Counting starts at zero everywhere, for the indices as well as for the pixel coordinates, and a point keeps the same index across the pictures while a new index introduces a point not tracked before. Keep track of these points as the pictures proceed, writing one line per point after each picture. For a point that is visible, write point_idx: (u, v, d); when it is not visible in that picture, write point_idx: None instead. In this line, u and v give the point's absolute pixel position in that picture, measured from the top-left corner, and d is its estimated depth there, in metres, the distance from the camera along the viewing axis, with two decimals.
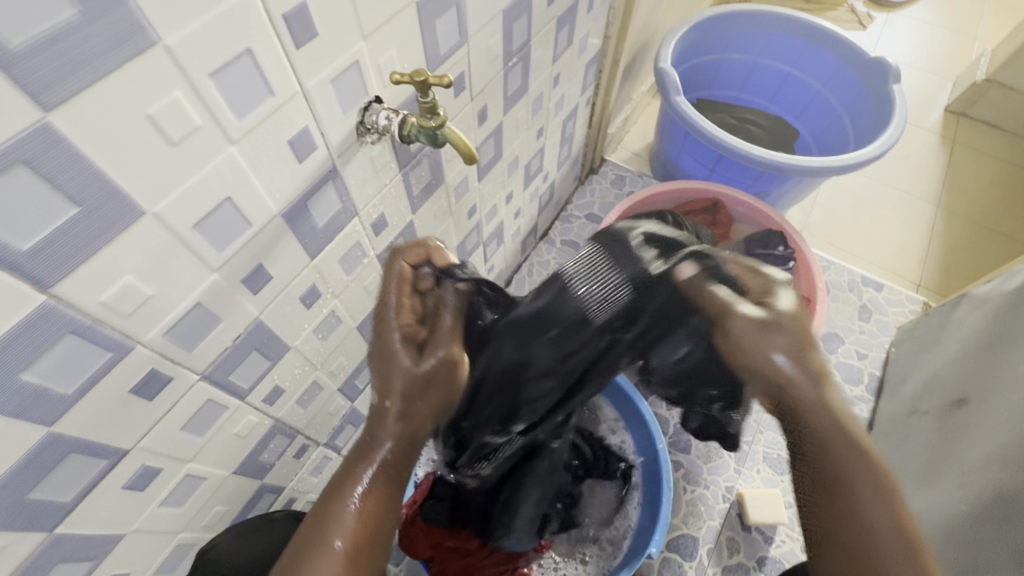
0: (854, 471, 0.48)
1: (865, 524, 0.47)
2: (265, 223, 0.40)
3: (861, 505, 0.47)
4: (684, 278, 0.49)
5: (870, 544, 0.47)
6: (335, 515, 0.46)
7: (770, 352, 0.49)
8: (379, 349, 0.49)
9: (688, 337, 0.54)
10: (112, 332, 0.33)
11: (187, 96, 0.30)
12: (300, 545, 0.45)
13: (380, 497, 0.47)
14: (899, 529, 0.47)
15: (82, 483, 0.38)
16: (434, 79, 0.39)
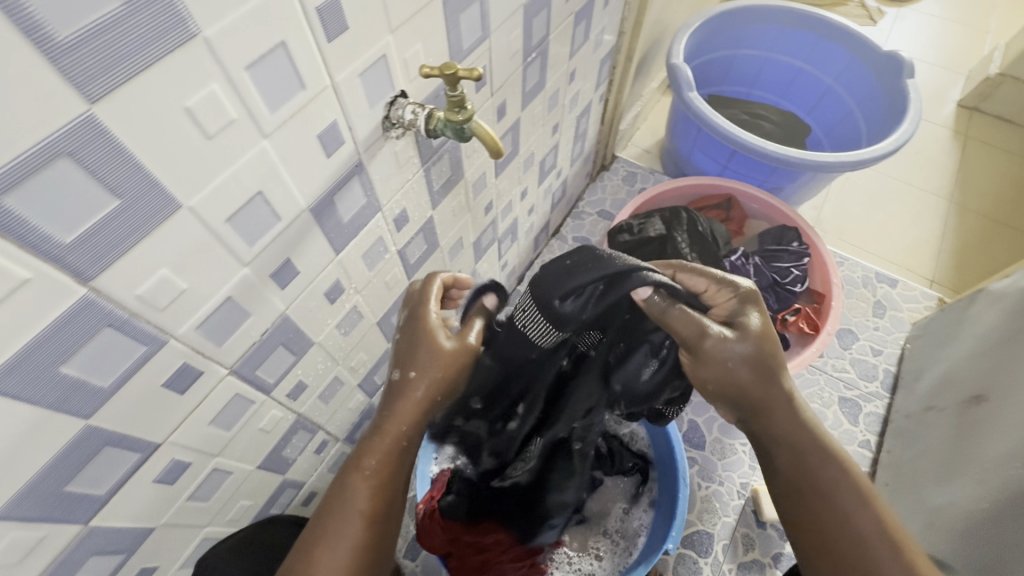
0: (831, 482, 0.55)
1: (855, 531, 0.53)
2: (294, 218, 0.40)
3: (845, 514, 0.54)
4: (643, 297, 0.59)
5: (863, 549, 0.52)
6: (352, 487, 0.49)
7: (735, 364, 0.56)
8: (408, 332, 0.55)
9: (650, 354, 0.65)
10: (147, 326, 0.33)
11: (223, 88, 0.30)
12: (323, 513, 0.49)
13: (390, 477, 0.51)
14: (887, 534, 0.53)
15: (116, 476, 0.38)
16: (464, 72, 0.39)
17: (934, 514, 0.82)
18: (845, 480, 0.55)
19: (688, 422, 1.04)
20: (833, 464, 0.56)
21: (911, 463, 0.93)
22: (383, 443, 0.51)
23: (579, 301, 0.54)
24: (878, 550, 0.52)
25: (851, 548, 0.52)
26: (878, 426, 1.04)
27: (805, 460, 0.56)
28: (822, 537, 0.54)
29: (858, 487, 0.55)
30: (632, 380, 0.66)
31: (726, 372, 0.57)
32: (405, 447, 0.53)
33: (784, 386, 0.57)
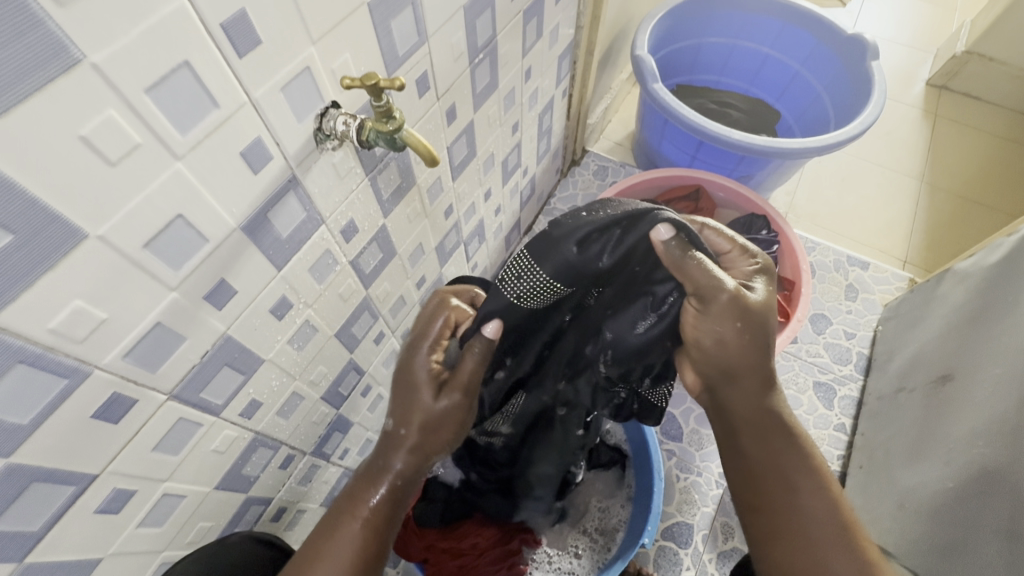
0: (791, 466, 0.55)
1: (807, 517, 0.53)
2: (223, 237, 0.39)
3: (799, 500, 0.54)
4: (660, 238, 0.50)
5: (809, 535, 0.53)
6: (338, 532, 0.50)
7: (732, 322, 0.52)
8: (400, 380, 0.53)
9: (646, 310, 0.57)
10: (66, 359, 0.33)
11: (122, 113, 0.29)
12: (303, 557, 0.50)
13: (382, 529, 0.51)
14: (838, 524, 0.53)
15: (50, 511, 0.37)
16: (386, 82, 0.39)
17: (905, 495, 0.83)
18: (804, 468, 0.55)
19: (664, 415, 1.04)
20: (795, 451, 0.56)
21: (883, 444, 0.94)
22: (381, 487, 0.51)
23: (599, 244, 0.50)
24: (824, 539, 0.52)
25: (798, 534, 0.53)
26: (852, 409, 1.05)
27: (770, 443, 0.56)
28: (772, 521, 0.55)
29: (816, 474, 0.55)
30: (624, 333, 0.59)
31: (720, 332, 0.53)
32: (398, 501, 0.53)
33: (766, 363, 0.55)
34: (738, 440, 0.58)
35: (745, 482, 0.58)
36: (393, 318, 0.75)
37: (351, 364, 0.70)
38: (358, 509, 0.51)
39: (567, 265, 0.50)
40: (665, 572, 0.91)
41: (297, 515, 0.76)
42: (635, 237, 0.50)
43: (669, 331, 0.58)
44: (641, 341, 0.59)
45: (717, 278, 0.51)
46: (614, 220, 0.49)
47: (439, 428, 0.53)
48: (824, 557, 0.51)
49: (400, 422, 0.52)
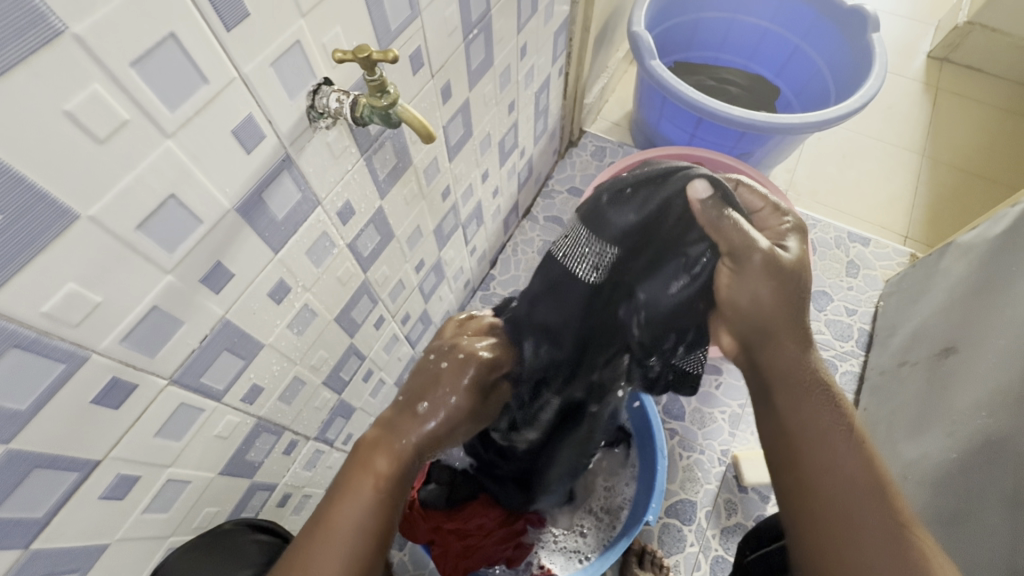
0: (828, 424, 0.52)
1: (854, 483, 0.49)
2: (218, 219, 0.39)
3: (844, 465, 0.50)
4: (699, 193, 0.53)
5: (859, 504, 0.48)
6: (349, 500, 0.48)
7: (770, 282, 0.54)
8: (419, 376, 0.58)
9: (680, 270, 0.57)
10: (62, 343, 0.32)
11: (108, 88, 0.28)
12: (313, 527, 0.47)
13: (390, 499, 0.50)
14: (883, 491, 0.49)
15: (54, 497, 0.37)
16: (379, 54, 0.38)
17: (907, 467, 0.84)
18: (841, 432, 0.52)
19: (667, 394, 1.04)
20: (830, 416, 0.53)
21: (884, 418, 0.94)
22: (387, 457, 0.51)
23: (627, 207, 0.55)
24: (873, 506, 0.48)
25: (845, 503, 0.48)
26: (854, 384, 1.05)
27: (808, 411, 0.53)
28: (823, 489, 0.50)
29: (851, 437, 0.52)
30: (657, 294, 0.59)
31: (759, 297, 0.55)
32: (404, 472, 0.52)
33: (801, 320, 0.56)
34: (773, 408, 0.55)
35: (776, 441, 0.54)
36: (392, 302, 0.75)
37: (351, 349, 0.69)
38: (372, 475, 0.50)
39: (593, 217, 0.57)
40: (669, 548, 0.92)
41: (302, 499, 0.77)
42: (670, 192, 0.53)
43: (701, 294, 0.58)
44: (663, 308, 0.59)
45: (751, 237, 0.54)
46: (645, 178, 0.54)
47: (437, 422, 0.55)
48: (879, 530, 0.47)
49: (416, 403, 0.56)
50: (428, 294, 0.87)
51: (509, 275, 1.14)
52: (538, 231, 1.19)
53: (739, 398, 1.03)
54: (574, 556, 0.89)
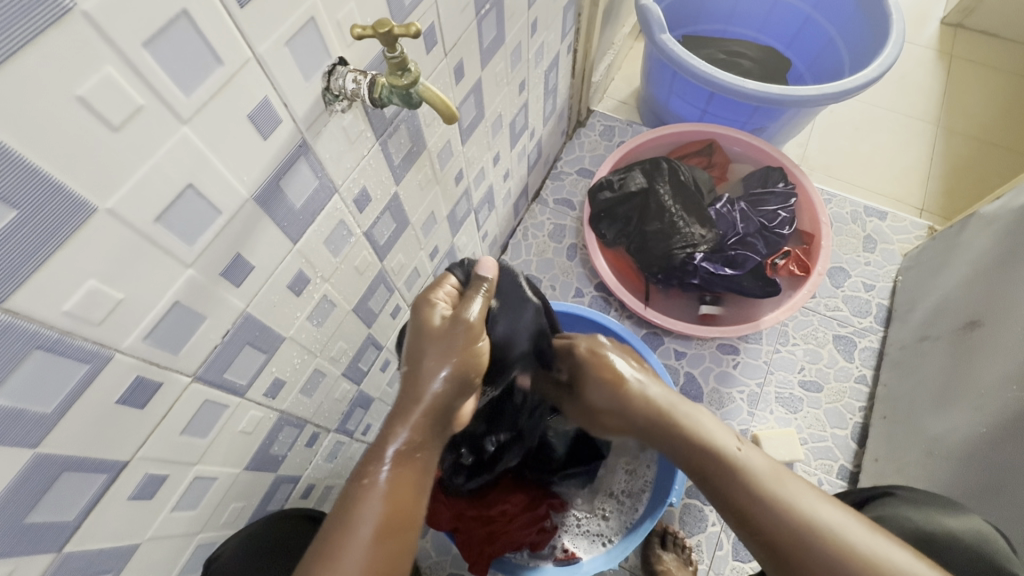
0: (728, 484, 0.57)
1: (741, 500, 0.56)
2: (236, 210, 0.37)
3: (728, 485, 0.57)
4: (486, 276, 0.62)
5: (755, 516, 0.55)
6: (360, 502, 0.47)
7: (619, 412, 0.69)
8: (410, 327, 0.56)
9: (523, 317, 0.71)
10: (85, 342, 0.31)
11: (121, 71, 0.26)
12: (335, 525, 0.47)
13: (403, 487, 0.49)
14: (792, 527, 0.52)
15: (85, 499, 0.36)
16: (400, 29, 0.36)
17: (932, 443, 0.83)
18: (739, 486, 0.56)
19: (686, 375, 1.03)
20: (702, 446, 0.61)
21: (907, 394, 0.93)
22: (392, 448, 0.50)
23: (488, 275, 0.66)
24: (762, 509, 0.54)
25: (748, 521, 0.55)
26: (873, 360, 1.04)
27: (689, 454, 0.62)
28: (743, 534, 0.56)
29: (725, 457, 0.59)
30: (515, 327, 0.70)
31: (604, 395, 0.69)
32: (411, 455, 0.51)
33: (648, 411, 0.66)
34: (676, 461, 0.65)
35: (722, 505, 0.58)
36: (408, 291, 0.74)
37: (369, 339, 0.68)
38: (372, 472, 0.49)
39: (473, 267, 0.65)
40: (691, 528, 0.92)
41: (325, 491, 0.76)
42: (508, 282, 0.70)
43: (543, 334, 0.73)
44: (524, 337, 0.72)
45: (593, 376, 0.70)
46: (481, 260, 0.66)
47: (454, 344, 0.53)
48: (776, 527, 0.53)
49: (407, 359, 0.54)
50: None
51: (520, 260, 1.12)
52: (549, 214, 1.17)
53: (757, 377, 1.03)
54: (598, 540, 0.89)
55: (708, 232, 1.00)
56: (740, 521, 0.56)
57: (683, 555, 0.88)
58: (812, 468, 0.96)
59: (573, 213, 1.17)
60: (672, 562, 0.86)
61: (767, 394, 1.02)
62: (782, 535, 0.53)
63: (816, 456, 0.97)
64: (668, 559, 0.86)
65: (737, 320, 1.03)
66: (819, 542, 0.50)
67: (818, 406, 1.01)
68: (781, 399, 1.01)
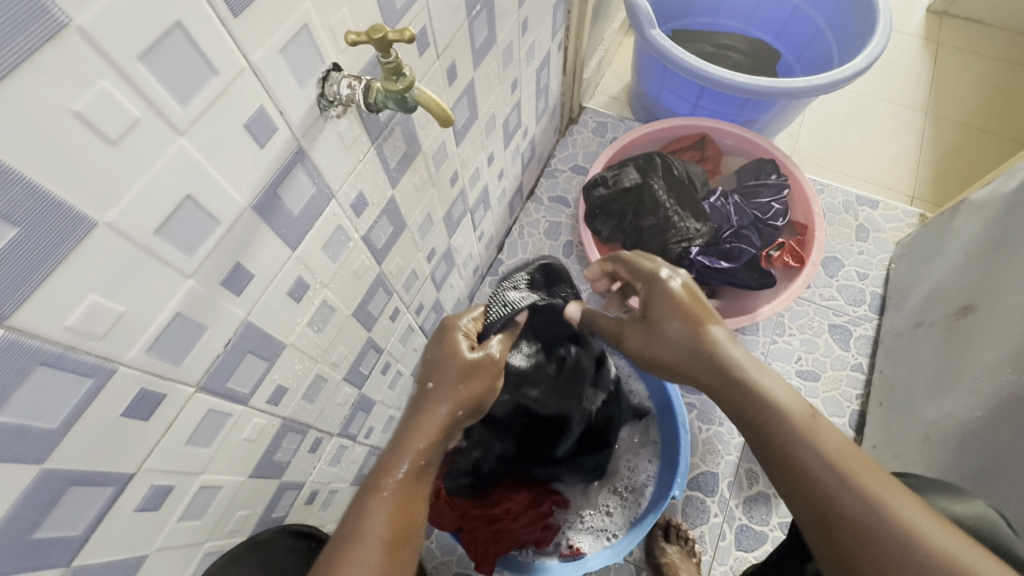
0: (799, 446, 0.47)
1: (818, 481, 0.45)
2: (235, 218, 0.37)
3: (801, 459, 0.47)
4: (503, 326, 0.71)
5: (830, 503, 0.44)
6: (369, 516, 0.46)
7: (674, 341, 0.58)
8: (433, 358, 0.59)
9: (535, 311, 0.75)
10: (88, 357, 0.31)
11: (117, 85, 0.26)
12: (342, 538, 0.45)
13: (412, 498, 0.49)
14: (878, 507, 0.43)
15: (92, 512, 0.36)
16: (394, 34, 0.36)
17: (930, 427, 0.84)
18: (812, 452, 0.46)
19: None
20: (781, 411, 0.50)
21: (903, 380, 0.94)
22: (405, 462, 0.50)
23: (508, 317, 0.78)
24: (839, 495, 0.44)
25: (817, 503, 0.45)
26: (868, 348, 1.05)
27: (758, 413, 0.51)
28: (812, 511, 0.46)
29: (809, 431, 0.48)
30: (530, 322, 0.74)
31: (670, 327, 0.58)
32: (423, 469, 0.51)
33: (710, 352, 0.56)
34: (732, 415, 0.54)
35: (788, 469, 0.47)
36: (406, 293, 0.74)
37: (370, 342, 0.68)
38: (386, 485, 0.48)
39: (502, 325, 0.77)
40: (694, 520, 0.93)
41: (330, 495, 0.76)
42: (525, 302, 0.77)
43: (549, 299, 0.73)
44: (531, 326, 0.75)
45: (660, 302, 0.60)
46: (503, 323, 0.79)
47: (476, 373, 0.57)
48: (852, 518, 0.43)
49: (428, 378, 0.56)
50: (439, 282, 0.86)
51: (517, 259, 1.12)
52: (544, 212, 1.18)
53: None
54: (602, 535, 0.89)
55: (702, 226, 1.01)
56: (801, 484, 0.46)
57: (686, 546, 0.88)
58: None
59: (568, 210, 1.18)
60: (676, 554, 0.87)
61: None
62: (854, 526, 0.43)
63: None
64: (672, 551, 0.87)
65: (734, 312, 1.04)
66: (904, 544, 0.41)
67: (816, 395, 1.02)
68: None
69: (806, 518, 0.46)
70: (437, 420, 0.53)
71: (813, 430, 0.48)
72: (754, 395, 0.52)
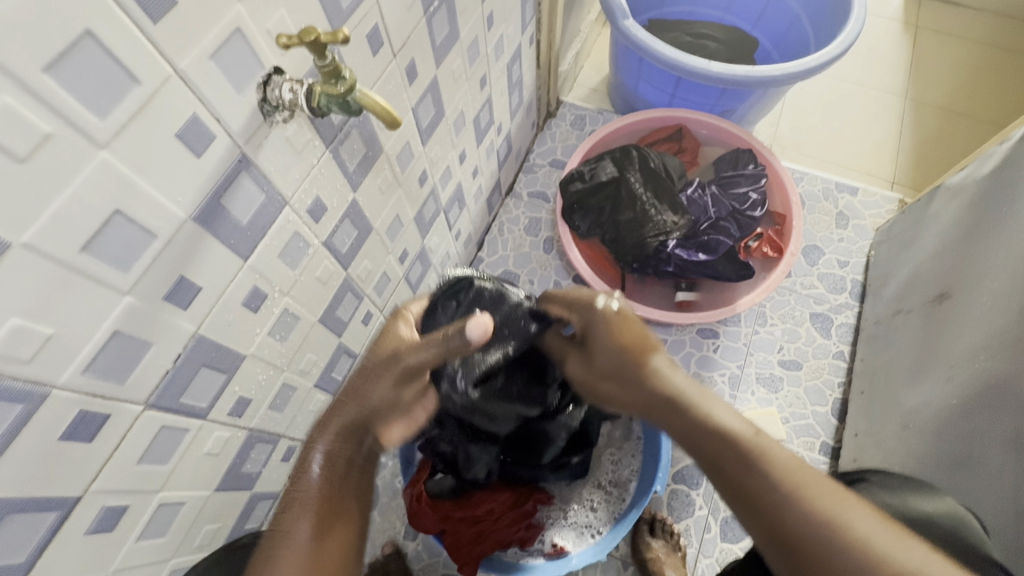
0: (742, 466, 0.47)
1: (775, 507, 0.45)
2: (174, 232, 0.36)
3: (758, 486, 0.46)
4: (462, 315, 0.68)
5: (788, 527, 0.44)
6: (291, 514, 0.47)
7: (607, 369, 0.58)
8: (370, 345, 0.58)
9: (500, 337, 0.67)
10: (16, 382, 0.30)
11: (21, 99, 0.25)
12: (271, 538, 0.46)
13: (336, 489, 0.48)
14: (826, 525, 0.43)
15: (36, 538, 0.35)
16: (326, 36, 0.35)
17: (908, 415, 0.85)
18: (758, 473, 0.46)
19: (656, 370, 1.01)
20: (731, 439, 0.48)
21: (883, 367, 0.95)
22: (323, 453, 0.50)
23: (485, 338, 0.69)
24: (794, 517, 0.44)
25: (777, 528, 0.44)
26: (850, 336, 1.05)
27: (709, 444, 0.49)
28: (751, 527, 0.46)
29: (760, 456, 0.47)
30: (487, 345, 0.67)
31: (612, 354, 0.57)
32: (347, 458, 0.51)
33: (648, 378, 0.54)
34: (680, 444, 0.52)
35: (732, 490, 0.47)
36: (379, 296, 0.73)
37: (341, 348, 0.67)
38: (308, 480, 0.49)
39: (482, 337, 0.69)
40: (679, 513, 0.93)
41: None
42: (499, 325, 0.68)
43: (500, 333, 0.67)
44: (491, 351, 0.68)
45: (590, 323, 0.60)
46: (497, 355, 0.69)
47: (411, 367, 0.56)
48: (810, 538, 0.43)
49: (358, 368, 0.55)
50: (415, 283, 0.84)
51: (497, 256, 1.11)
52: (523, 208, 1.17)
53: (737, 359, 1.04)
54: (586, 531, 0.88)
55: (680, 218, 1.00)
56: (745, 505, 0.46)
57: (671, 540, 0.88)
58: (795, 444, 0.97)
59: (548, 206, 1.17)
60: (661, 548, 0.87)
61: (748, 375, 1.03)
62: (812, 546, 0.43)
63: (798, 434, 0.98)
64: (657, 546, 0.87)
65: (714, 304, 1.04)
66: (856, 558, 0.41)
67: (799, 384, 1.02)
68: (762, 379, 1.02)
69: (760, 537, 0.46)
70: (364, 403, 0.52)
71: (763, 454, 0.47)
72: (699, 426, 0.50)
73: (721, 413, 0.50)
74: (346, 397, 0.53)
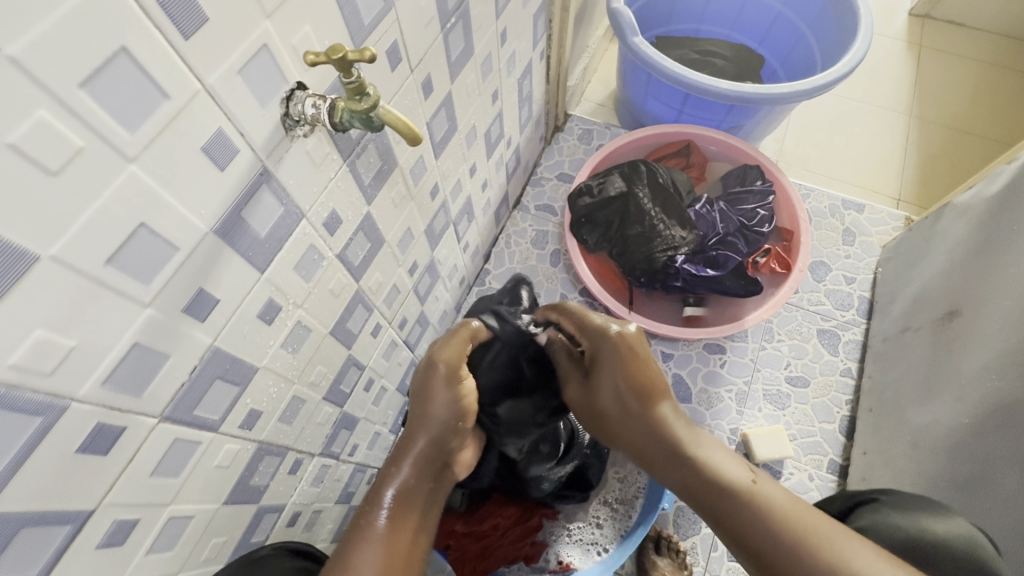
0: (723, 498, 0.51)
1: (777, 561, 0.47)
2: (196, 244, 0.36)
3: (750, 540, 0.49)
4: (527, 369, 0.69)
5: (769, 556, 0.48)
6: (358, 542, 0.46)
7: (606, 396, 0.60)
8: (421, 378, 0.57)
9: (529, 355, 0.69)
10: (36, 395, 0.30)
11: (56, 114, 0.25)
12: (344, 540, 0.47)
13: (398, 540, 0.48)
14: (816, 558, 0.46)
15: (49, 551, 0.35)
16: (353, 54, 0.35)
17: (918, 434, 0.84)
18: (740, 502, 0.50)
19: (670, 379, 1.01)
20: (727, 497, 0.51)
21: (891, 386, 0.94)
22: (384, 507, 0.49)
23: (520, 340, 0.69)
24: (787, 553, 0.47)
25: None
26: (857, 353, 1.05)
27: (703, 493, 0.53)
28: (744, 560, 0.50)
29: (740, 494, 0.50)
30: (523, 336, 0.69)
31: (609, 389, 0.59)
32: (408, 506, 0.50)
33: (641, 407, 0.57)
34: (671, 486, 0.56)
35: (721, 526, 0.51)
36: (388, 308, 0.72)
37: (350, 360, 0.67)
38: (363, 522, 0.48)
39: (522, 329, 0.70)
40: (685, 531, 0.92)
41: (313, 515, 0.74)
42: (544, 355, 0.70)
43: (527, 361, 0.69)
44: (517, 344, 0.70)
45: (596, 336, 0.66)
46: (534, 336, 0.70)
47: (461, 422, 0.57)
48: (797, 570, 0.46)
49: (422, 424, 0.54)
50: (423, 295, 0.84)
51: (503, 269, 1.12)
52: (530, 221, 1.17)
53: (744, 375, 1.03)
54: (592, 548, 0.88)
55: (688, 233, 1.00)
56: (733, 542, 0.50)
57: (678, 559, 0.87)
58: (803, 461, 0.97)
59: (555, 219, 1.17)
60: (667, 567, 0.86)
61: (755, 391, 1.02)
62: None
63: (806, 451, 0.98)
64: (663, 564, 0.86)
65: (721, 320, 1.04)
66: None
67: (806, 401, 1.01)
68: (769, 396, 1.02)
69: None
70: (440, 420, 0.55)
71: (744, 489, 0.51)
72: (697, 470, 0.53)
73: (707, 451, 0.54)
74: (414, 419, 0.55)
